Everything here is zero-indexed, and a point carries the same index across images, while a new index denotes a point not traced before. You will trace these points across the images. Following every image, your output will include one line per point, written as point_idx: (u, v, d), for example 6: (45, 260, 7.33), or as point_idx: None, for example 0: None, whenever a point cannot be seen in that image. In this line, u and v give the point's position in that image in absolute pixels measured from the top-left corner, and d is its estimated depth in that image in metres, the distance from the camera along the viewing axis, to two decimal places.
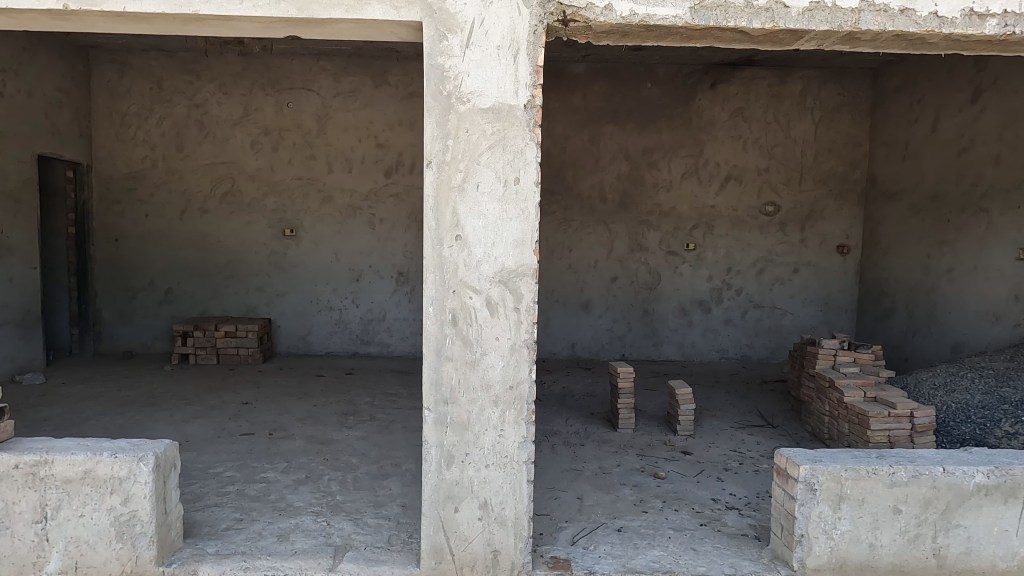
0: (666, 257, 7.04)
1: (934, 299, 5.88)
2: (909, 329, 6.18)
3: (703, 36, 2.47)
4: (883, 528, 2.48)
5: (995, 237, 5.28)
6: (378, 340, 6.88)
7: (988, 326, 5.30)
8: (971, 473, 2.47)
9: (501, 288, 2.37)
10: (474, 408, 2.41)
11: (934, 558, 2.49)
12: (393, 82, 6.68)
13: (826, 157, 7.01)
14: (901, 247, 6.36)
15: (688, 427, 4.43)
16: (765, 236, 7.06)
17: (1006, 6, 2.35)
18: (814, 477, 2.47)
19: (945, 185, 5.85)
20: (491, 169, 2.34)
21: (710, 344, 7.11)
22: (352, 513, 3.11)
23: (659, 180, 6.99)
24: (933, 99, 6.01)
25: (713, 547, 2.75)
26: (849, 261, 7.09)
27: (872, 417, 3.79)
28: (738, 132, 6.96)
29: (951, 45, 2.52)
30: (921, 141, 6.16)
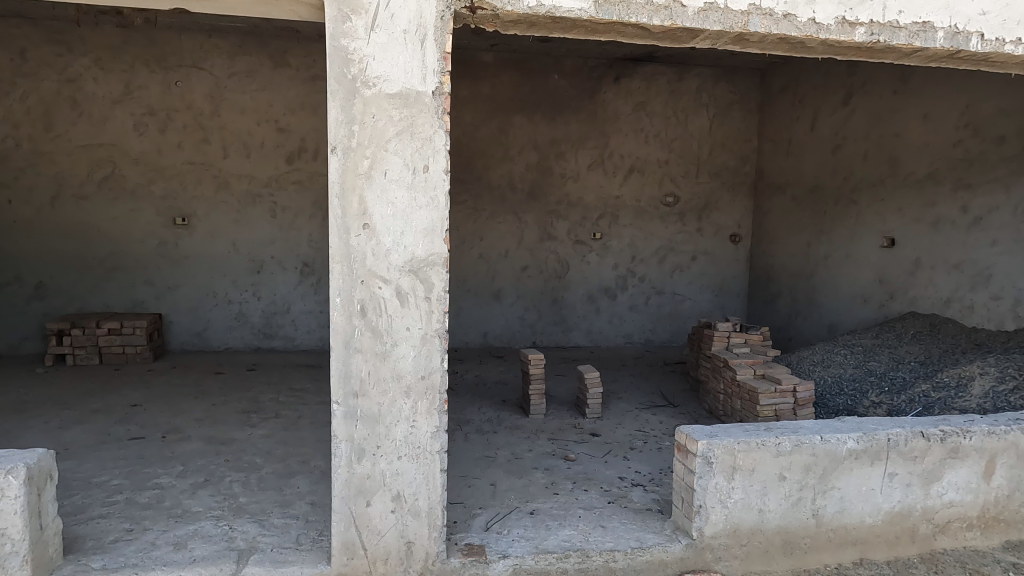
0: (574, 246, 7.22)
1: (813, 283, 6.43)
2: (792, 310, 6.73)
3: (607, 30, 2.54)
4: (770, 494, 2.70)
5: (863, 226, 5.82)
6: (283, 334, 6.59)
7: (857, 307, 5.86)
8: (844, 440, 2.74)
9: (411, 278, 2.34)
10: (385, 400, 2.36)
11: (813, 517, 2.75)
12: (294, 63, 6.37)
13: (720, 151, 7.44)
14: (785, 236, 6.90)
15: (596, 409, 4.60)
16: (665, 225, 7.41)
17: (872, 16, 2.59)
18: (711, 451, 2.64)
19: (822, 179, 6.37)
20: (399, 156, 2.29)
21: (616, 330, 7.39)
22: (257, 514, 2.97)
23: (566, 171, 7.14)
24: (812, 99, 6.53)
25: (621, 523, 2.87)
26: (740, 249, 7.60)
27: (761, 393, 4.10)
28: (640, 126, 7.24)
29: (826, 50, 2.74)
30: (802, 138, 6.67)
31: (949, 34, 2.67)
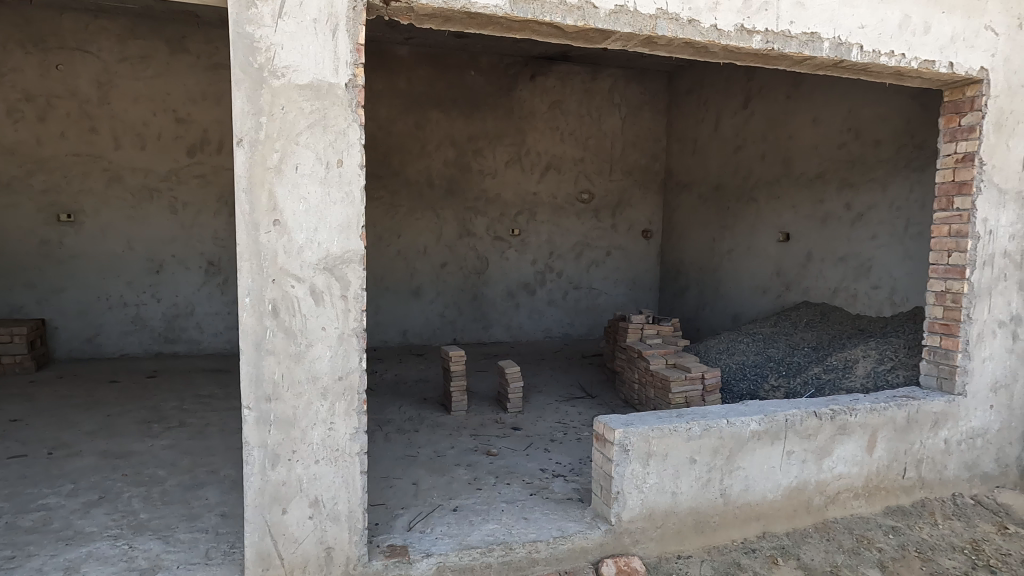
0: (493, 242, 7.25)
1: (718, 276, 6.81)
2: (700, 302, 7.09)
3: (522, 28, 2.56)
4: (682, 477, 2.84)
5: (762, 222, 6.21)
6: (186, 337, 6.19)
7: (757, 297, 6.26)
8: (747, 423, 2.92)
9: (327, 276, 2.27)
10: (301, 403, 2.28)
11: (721, 497, 2.92)
12: (193, 50, 5.98)
13: (631, 150, 7.71)
14: (693, 232, 7.26)
15: (517, 404, 4.65)
16: (581, 222, 7.59)
17: (767, 26, 2.77)
18: (627, 439, 2.73)
19: (725, 177, 6.75)
20: (311, 149, 2.21)
21: (536, 325, 7.50)
22: (161, 530, 2.78)
23: (484, 167, 7.15)
24: (715, 102, 6.89)
25: (543, 513, 2.92)
26: (652, 244, 7.92)
27: (673, 381, 4.29)
28: (556, 124, 7.38)
29: (727, 56, 2.90)
30: (706, 138, 7.04)
31: (834, 44, 2.90)
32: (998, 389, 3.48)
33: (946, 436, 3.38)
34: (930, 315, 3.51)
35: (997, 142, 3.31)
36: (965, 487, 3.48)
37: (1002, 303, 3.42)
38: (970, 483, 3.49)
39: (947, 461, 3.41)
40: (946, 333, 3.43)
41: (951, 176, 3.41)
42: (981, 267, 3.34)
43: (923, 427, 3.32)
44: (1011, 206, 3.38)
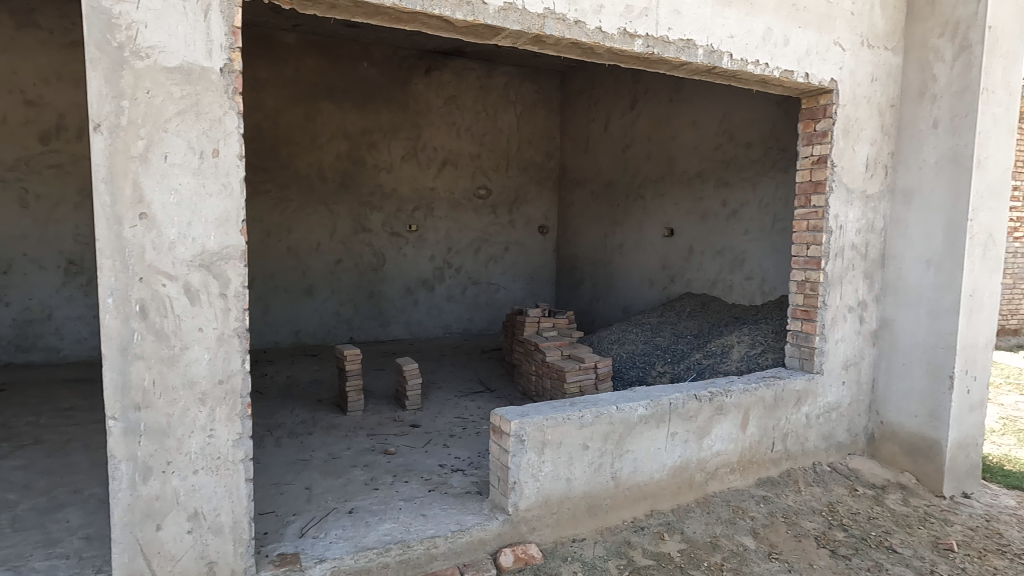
0: (390, 238, 7.11)
1: (610, 269, 7.11)
2: (594, 295, 7.37)
3: (411, 20, 2.53)
4: (576, 464, 2.94)
5: (649, 218, 6.55)
6: (43, 345, 5.56)
7: (646, 290, 6.60)
8: (635, 408, 3.08)
9: (203, 274, 2.13)
10: (176, 410, 2.12)
11: (613, 480, 3.06)
12: (45, 25, 5.36)
13: (527, 147, 7.85)
14: (586, 227, 7.52)
15: (415, 401, 4.60)
16: (479, 217, 7.63)
17: (647, 30, 2.92)
18: (523, 430, 2.79)
19: (615, 175, 7.04)
20: (182, 137, 2.06)
21: (435, 321, 7.45)
22: (10, 561, 2.48)
23: (379, 161, 6.99)
24: (604, 103, 7.17)
25: (441, 509, 2.92)
26: (548, 240, 8.11)
27: (568, 371, 4.43)
28: (452, 119, 7.35)
29: (612, 57, 3.03)
30: (597, 138, 7.31)
31: (708, 51, 3.11)
32: (848, 367, 3.90)
33: (807, 411, 3.74)
34: (793, 302, 3.87)
35: (846, 146, 3.70)
36: (823, 456, 3.87)
37: (851, 290, 3.83)
38: (827, 453, 3.89)
39: (808, 433, 3.78)
40: (806, 318, 3.79)
41: (809, 176, 3.76)
42: (834, 258, 3.73)
43: (788, 404, 3.66)
44: (857, 204, 3.79)
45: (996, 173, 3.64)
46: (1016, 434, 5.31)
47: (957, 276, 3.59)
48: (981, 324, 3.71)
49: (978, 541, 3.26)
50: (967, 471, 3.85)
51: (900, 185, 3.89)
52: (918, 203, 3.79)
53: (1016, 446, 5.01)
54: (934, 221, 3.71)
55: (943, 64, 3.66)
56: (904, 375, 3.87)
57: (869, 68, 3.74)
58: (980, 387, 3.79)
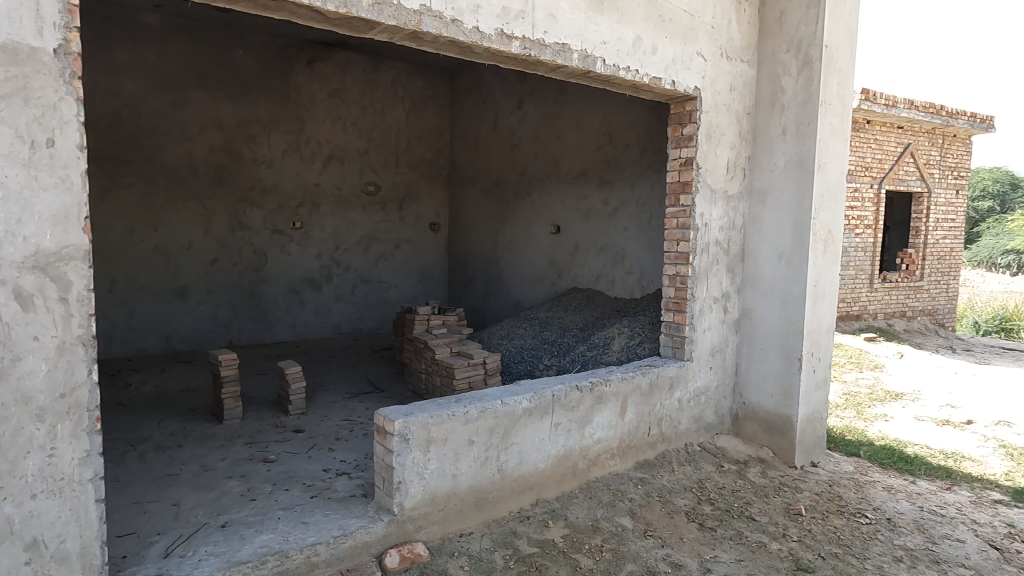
0: (272, 236, 6.76)
1: (501, 266, 7.21)
2: (486, 292, 7.45)
3: (279, 8, 2.42)
4: (462, 459, 2.97)
5: (537, 216, 6.71)
6: None
7: (535, 285, 6.76)
8: (519, 401, 3.16)
9: (37, 277, 1.92)
10: (6, 429, 1.90)
11: (499, 472, 3.12)
12: None
13: (416, 144, 7.76)
14: (477, 225, 7.57)
15: (299, 405, 4.43)
16: (368, 215, 7.45)
17: (524, 32, 2.99)
18: (407, 429, 2.76)
19: (504, 173, 7.14)
20: (6, 124, 1.84)
21: (323, 322, 7.19)
22: None
23: (258, 155, 6.62)
24: (492, 102, 7.25)
25: (323, 515, 2.83)
26: (440, 237, 8.08)
27: (457, 368, 4.45)
28: (337, 113, 7.12)
29: (491, 57, 3.07)
30: (486, 136, 7.37)
31: (582, 56, 3.24)
32: (715, 353, 4.24)
33: (679, 396, 4.02)
34: (666, 295, 4.13)
35: (709, 150, 4.00)
36: (695, 437, 4.18)
37: (716, 282, 4.16)
38: (697, 434, 4.20)
39: (680, 417, 4.06)
40: (678, 310, 4.06)
41: (678, 177, 4.03)
42: (700, 253, 4.03)
43: (662, 390, 3.91)
44: (720, 203, 4.12)
45: (833, 176, 4.08)
46: (855, 407, 6.01)
47: (803, 268, 4.00)
48: (823, 311, 4.15)
49: (822, 504, 3.67)
50: (814, 442, 4.31)
51: (756, 186, 4.27)
52: (771, 203, 4.17)
53: (855, 418, 5.67)
54: (785, 219, 4.10)
55: (789, 77, 4.05)
56: (762, 359, 4.26)
57: (728, 78, 4.07)
58: (823, 367, 4.24)
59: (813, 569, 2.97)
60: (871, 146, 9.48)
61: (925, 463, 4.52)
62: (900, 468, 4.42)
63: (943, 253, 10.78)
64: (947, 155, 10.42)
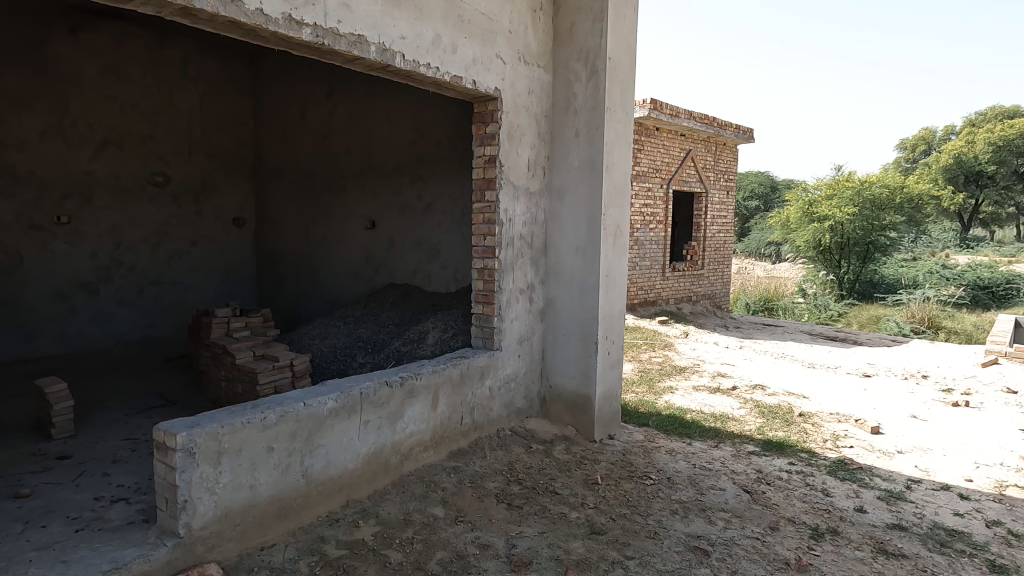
0: (28, 232, 5.73)
1: (314, 263, 6.91)
2: (299, 290, 7.10)
3: None
4: (260, 468, 2.78)
5: (350, 211, 6.52)
6: None
7: (350, 282, 6.59)
8: (324, 402, 3.06)
9: None
10: None
11: (303, 478, 2.99)
12: None
13: (213, 131, 7.10)
14: (287, 220, 7.16)
15: (67, 428, 3.84)
16: (156, 208, 6.66)
17: (315, 20, 2.87)
18: (192, 442, 2.50)
19: (314, 166, 6.83)
20: None
21: (103, 331, 6.27)
22: None
23: (5, 136, 5.56)
24: (299, 91, 6.88)
25: (89, 549, 2.46)
26: (245, 233, 7.51)
27: (260, 372, 4.26)
28: (111, 92, 6.23)
29: (279, 43, 2.91)
30: (294, 126, 6.98)
31: (379, 49, 3.20)
32: (522, 341, 4.49)
33: (489, 384, 4.19)
34: (475, 288, 4.27)
35: (511, 148, 4.21)
36: (505, 422, 4.39)
37: (521, 275, 4.41)
38: (508, 419, 4.41)
39: (491, 404, 4.23)
40: (486, 302, 4.23)
41: (482, 174, 4.18)
42: (506, 246, 4.23)
43: (473, 380, 4.04)
44: (522, 199, 4.36)
45: (619, 176, 4.52)
46: (648, 382, 6.77)
47: (595, 259, 4.37)
48: (614, 298, 4.59)
49: (615, 472, 4.07)
50: (611, 417, 4.76)
51: (555, 184, 4.59)
52: (568, 200, 4.51)
53: (647, 392, 6.38)
54: (579, 214, 4.45)
55: (580, 84, 4.41)
56: (564, 344, 4.59)
57: (525, 82, 4.31)
58: (616, 349, 4.68)
59: (605, 530, 3.28)
60: (660, 150, 10.68)
61: (699, 427, 5.23)
62: (680, 432, 5.08)
63: (718, 245, 12.52)
64: (719, 160, 12.10)
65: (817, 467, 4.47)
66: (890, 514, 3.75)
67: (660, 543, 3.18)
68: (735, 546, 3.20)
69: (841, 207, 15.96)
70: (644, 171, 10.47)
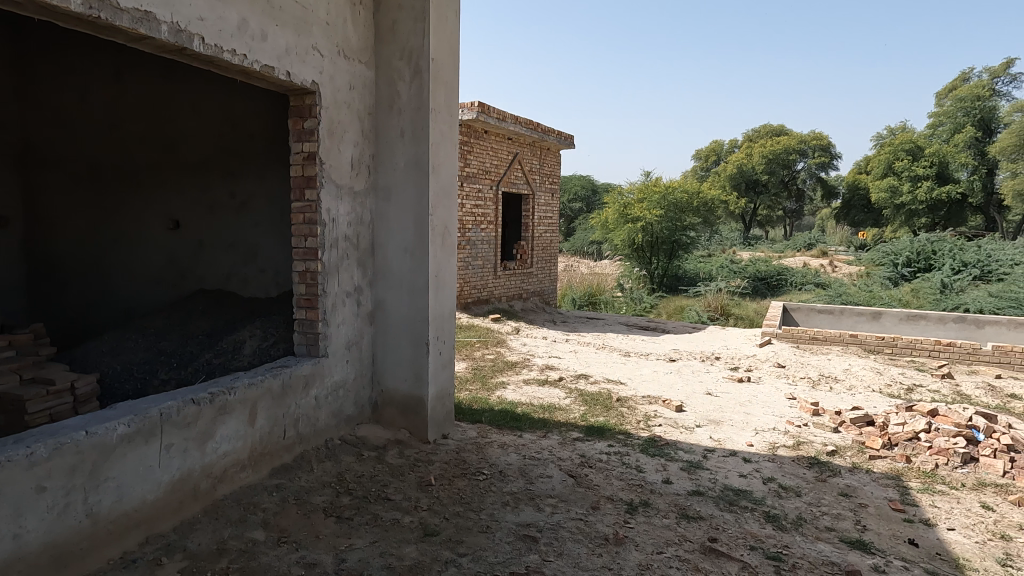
0: None
1: (105, 268, 6.03)
2: (86, 299, 6.16)
3: None
4: (28, 513, 2.34)
5: (148, 209, 5.78)
6: None
7: (150, 289, 5.85)
8: (113, 428, 2.66)
9: None
10: None
11: (88, 518, 2.58)
12: None
13: None
14: (69, 218, 6.17)
15: None
16: None
17: None
18: None
19: (103, 157, 5.95)
20: None
21: None
22: None
23: None
24: (79, 68, 5.90)
25: None
26: (9, 234, 6.29)
27: (30, 399, 3.63)
28: None
29: (40, 11, 2.47)
30: (74, 109, 6.00)
31: (172, 29, 2.86)
32: (350, 346, 4.32)
33: (315, 393, 3.98)
34: (297, 292, 4.02)
35: (332, 145, 4.03)
36: (334, 431, 4.19)
37: (347, 277, 4.25)
38: (337, 427, 4.23)
39: (318, 413, 4.02)
40: (309, 307, 4.01)
41: (301, 172, 3.94)
42: (329, 248, 4.05)
43: (296, 390, 3.81)
44: (346, 199, 4.20)
45: (446, 178, 4.55)
46: (481, 379, 6.92)
47: (423, 260, 4.34)
48: (444, 298, 4.60)
49: (449, 471, 4.09)
50: (444, 417, 4.77)
51: (381, 183, 4.49)
52: (394, 200, 4.44)
53: (480, 389, 6.52)
54: (407, 215, 4.39)
55: (404, 83, 4.35)
56: (395, 347, 4.51)
57: (345, 77, 4.15)
58: (448, 349, 4.70)
59: (439, 531, 3.28)
60: (489, 153, 10.97)
61: (528, 419, 5.46)
62: (511, 425, 5.26)
63: (545, 244, 13.18)
64: (544, 164, 12.75)
65: (632, 447, 4.90)
66: (691, 482, 4.23)
67: (492, 536, 3.25)
68: (561, 529, 3.39)
69: (650, 209, 17.70)
70: (474, 172, 10.69)
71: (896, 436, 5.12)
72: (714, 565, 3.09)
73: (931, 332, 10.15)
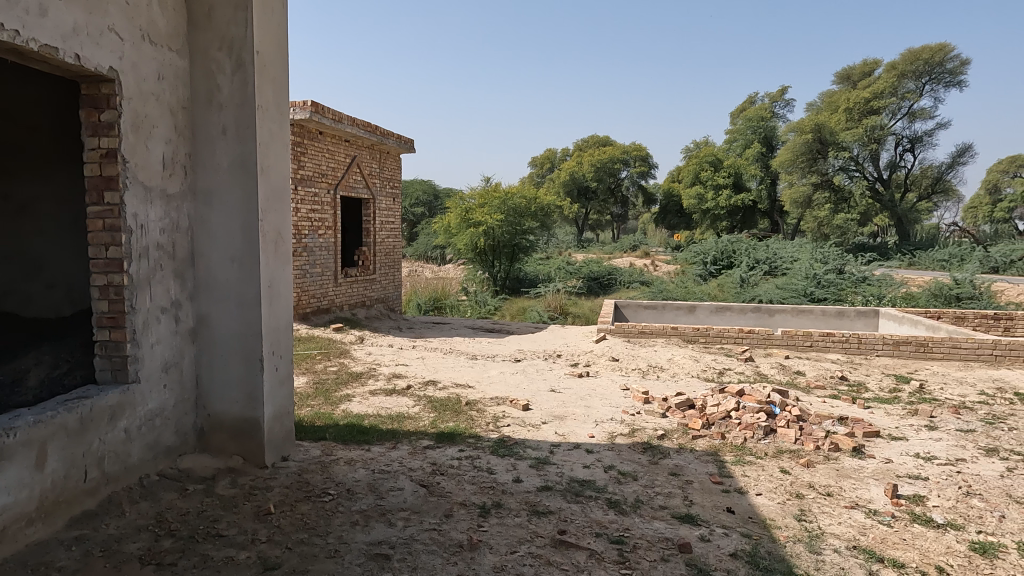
0: None
1: None
2: None
3: None
4: None
5: None
6: None
7: None
8: None
9: None
10: None
11: None
12: None
13: None
14: None
15: None
16: None
17: None
18: None
19: None
20: None
21: None
22: None
23: None
24: None
25: None
26: None
27: None
28: None
29: None
30: None
31: None
32: (167, 369, 3.84)
33: (124, 425, 3.46)
34: (96, 310, 3.47)
35: (137, 142, 3.55)
36: (150, 466, 3.69)
37: (161, 290, 3.77)
38: (153, 462, 3.72)
39: (128, 448, 3.51)
40: (113, 326, 3.48)
41: (98, 171, 3.41)
42: (137, 258, 3.55)
43: (100, 424, 3.28)
44: (157, 203, 3.72)
45: (277, 180, 4.22)
46: (323, 393, 6.53)
47: (253, 270, 3.98)
48: (279, 310, 4.26)
49: (290, 496, 3.78)
50: (283, 438, 4.41)
51: (200, 186, 4.04)
52: (217, 204, 4.02)
53: (323, 403, 6.15)
54: (232, 220, 4.00)
55: (224, 75, 3.96)
56: (222, 366, 4.09)
57: (152, 65, 3.68)
58: (285, 364, 4.36)
59: (281, 563, 3.01)
60: (325, 155, 10.48)
61: (377, 431, 5.26)
62: (356, 440, 5.03)
63: (388, 250, 12.88)
64: (384, 167, 12.47)
65: (482, 449, 4.95)
66: (539, 478, 4.37)
67: (341, 560, 3.07)
68: (414, 542, 3.30)
69: (490, 214, 18.11)
70: (309, 175, 10.11)
71: (711, 417, 5.73)
72: (565, 556, 3.20)
73: (735, 321, 11.58)
